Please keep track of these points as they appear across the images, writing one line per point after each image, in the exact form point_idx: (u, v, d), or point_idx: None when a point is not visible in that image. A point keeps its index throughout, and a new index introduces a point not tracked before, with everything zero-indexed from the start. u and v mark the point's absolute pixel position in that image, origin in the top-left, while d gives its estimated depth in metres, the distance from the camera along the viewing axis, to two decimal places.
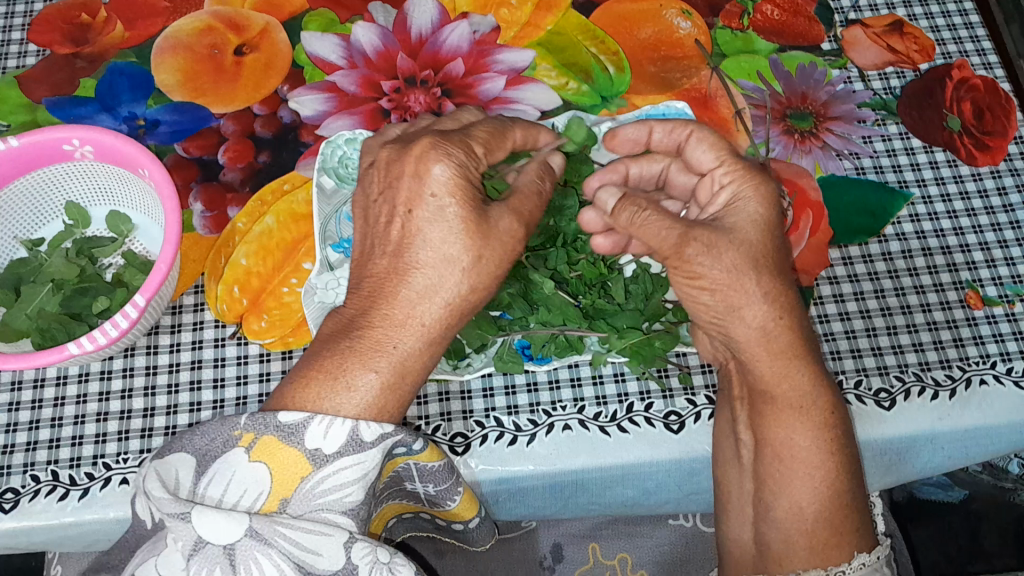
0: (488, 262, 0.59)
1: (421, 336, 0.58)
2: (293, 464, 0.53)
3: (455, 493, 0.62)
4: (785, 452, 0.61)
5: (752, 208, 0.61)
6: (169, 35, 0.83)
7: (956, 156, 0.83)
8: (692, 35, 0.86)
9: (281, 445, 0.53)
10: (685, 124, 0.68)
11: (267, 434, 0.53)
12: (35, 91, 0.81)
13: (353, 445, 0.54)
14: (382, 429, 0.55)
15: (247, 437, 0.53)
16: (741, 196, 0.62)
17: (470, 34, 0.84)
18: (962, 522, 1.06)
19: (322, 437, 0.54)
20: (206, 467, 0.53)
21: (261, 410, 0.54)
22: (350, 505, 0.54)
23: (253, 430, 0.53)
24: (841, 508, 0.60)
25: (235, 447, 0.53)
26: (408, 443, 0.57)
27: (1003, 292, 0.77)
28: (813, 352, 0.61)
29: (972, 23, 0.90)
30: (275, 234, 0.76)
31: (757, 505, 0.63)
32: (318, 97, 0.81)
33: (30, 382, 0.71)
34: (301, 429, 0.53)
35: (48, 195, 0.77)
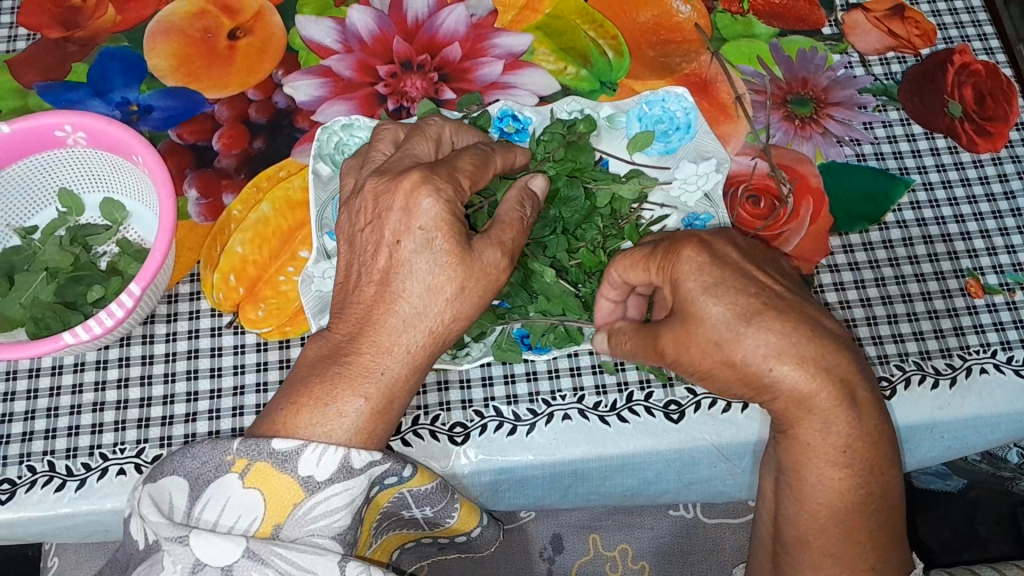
0: (472, 292, 0.57)
1: (406, 363, 0.57)
2: (286, 492, 0.53)
3: (453, 508, 0.63)
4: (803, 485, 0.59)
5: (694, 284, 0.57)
6: (162, 19, 0.82)
7: (957, 142, 0.83)
8: (692, 19, 0.85)
9: (274, 471, 0.53)
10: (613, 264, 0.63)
11: (261, 460, 0.53)
12: (25, 75, 0.80)
13: (343, 472, 0.54)
14: (371, 457, 0.54)
15: (240, 462, 0.53)
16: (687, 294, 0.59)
17: (467, 17, 0.82)
18: (956, 510, 1.08)
19: (315, 464, 0.53)
20: (200, 491, 0.53)
21: (255, 435, 0.53)
22: (339, 529, 0.55)
23: (247, 456, 0.52)
24: (857, 541, 0.59)
25: (229, 472, 0.53)
26: (398, 472, 0.57)
27: (1004, 281, 0.77)
28: (826, 382, 0.56)
29: (975, 7, 0.89)
30: (271, 222, 0.75)
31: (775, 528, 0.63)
32: (313, 82, 0.80)
33: (24, 371, 0.71)
34: (294, 456, 0.53)
35: (41, 182, 0.76)
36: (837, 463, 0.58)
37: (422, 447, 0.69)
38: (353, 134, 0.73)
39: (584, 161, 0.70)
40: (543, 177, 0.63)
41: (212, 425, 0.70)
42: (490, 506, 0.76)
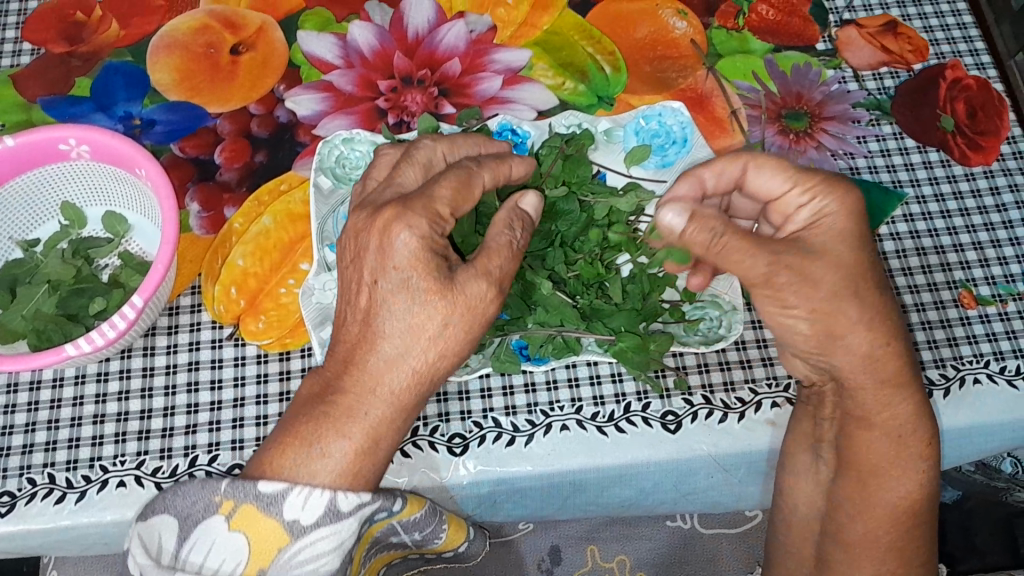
0: (455, 329, 0.57)
1: (390, 403, 0.56)
2: (272, 536, 0.53)
3: (442, 530, 0.65)
4: (867, 479, 0.63)
5: (838, 223, 0.61)
6: (165, 34, 0.83)
7: (950, 156, 0.84)
8: (688, 35, 0.86)
9: (259, 515, 0.52)
10: (735, 158, 0.65)
11: (246, 502, 0.52)
12: (29, 90, 0.81)
13: (330, 515, 0.53)
14: (359, 499, 0.55)
15: (228, 504, 0.53)
16: (820, 216, 0.62)
17: (467, 33, 0.84)
18: (953, 520, 1.09)
19: (300, 508, 0.53)
20: (187, 532, 0.53)
21: (243, 477, 0.53)
22: (326, 573, 0.54)
23: (233, 498, 0.53)
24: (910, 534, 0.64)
25: (216, 514, 0.53)
26: (388, 507, 0.58)
27: (996, 292, 0.78)
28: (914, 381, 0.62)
29: (966, 23, 0.90)
30: (272, 235, 0.76)
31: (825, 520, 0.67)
32: (315, 97, 0.81)
33: (25, 384, 0.71)
34: (279, 500, 0.53)
35: (44, 195, 0.76)
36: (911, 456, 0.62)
37: (421, 458, 0.69)
38: (353, 147, 0.74)
39: (582, 173, 0.71)
40: (535, 195, 0.63)
41: (212, 437, 0.70)
42: (489, 517, 0.76)
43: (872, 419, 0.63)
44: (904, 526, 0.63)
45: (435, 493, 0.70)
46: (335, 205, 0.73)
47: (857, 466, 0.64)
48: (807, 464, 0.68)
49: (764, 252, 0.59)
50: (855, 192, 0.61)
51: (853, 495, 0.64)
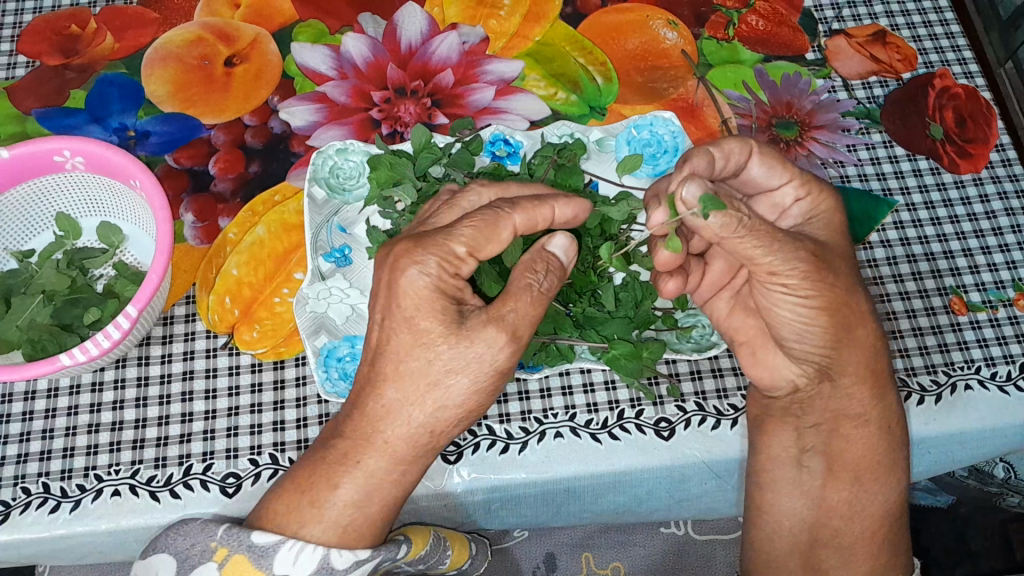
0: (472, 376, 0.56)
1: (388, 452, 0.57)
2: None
3: (445, 555, 0.68)
4: (864, 475, 0.64)
5: (835, 217, 0.67)
6: (159, 46, 0.83)
7: (940, 163, 0.85)
8: (678, 45, 0.87)
9: (250, 566, 0.55)
10: (745, 146, 0.64)
11: (239, 552, 0.55)
12: (24, 102, 0.81)
13: (324, 572, 0.56)
14: (355, 557, 0.57)
15: (221, 552, 0.55)
16: (815, 211, 0.67)
17: (459, 44, 0.84)
18: (946, 523, 1.09)
19: (291, 563, 0.55)
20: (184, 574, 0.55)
21: (240, 526, 0.56)
22: None
23: (228, 546, 0.55)
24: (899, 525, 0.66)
25: (208, 559, 0.55)
26: (392, 556, 0.60)
27: (987, 298, 0.78)
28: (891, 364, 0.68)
29: (953, 32, 0.91)
30: (265, 245, 0.76)
31: (814, 528, 0.66)
32: (309, 108, 0.82)
33: (20, 394, 0.71)
34: (270, 553, 0.55)
35: (39, 206, 0.77)
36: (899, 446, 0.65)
37: None
38: (347, 158, 0.74)
39: (575, 182, 0.71)
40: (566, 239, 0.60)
41: (207, 446, 0.70)
42: (484, 526, 0.76)
43: (869, 414, 0.64)
44: (898, 517, 0.66)
45: (430, 501, 0.70)
46: (329, 215, 0.73)
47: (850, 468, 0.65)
48: (790, 479, 0.67)
49: (789, 241, 0.59)
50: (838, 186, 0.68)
51: (850, 497, 0.65)
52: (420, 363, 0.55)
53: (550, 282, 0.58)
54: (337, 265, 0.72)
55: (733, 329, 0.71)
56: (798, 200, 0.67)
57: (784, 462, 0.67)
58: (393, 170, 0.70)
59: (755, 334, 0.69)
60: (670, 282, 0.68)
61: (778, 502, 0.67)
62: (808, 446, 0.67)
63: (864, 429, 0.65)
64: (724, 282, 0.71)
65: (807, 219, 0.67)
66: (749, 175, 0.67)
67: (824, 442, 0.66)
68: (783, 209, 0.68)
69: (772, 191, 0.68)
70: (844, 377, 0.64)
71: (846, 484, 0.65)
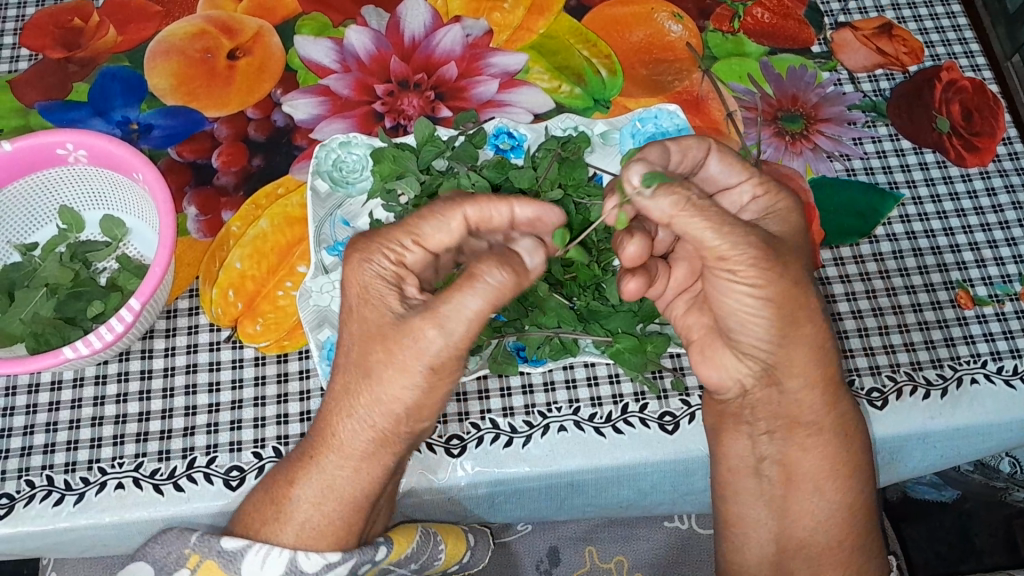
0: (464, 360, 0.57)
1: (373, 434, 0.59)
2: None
3: (438, 551, 0.67)
4: (824, 484, 0.64)
5: (792, 215, 0.64)
6: (162, 40, 0.83)
7: (946, 157, 0.84)
8: (683, 38, 0.86)
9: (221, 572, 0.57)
10: (702, 140, 0.64)
11: (210, 558, 0.57)
12: (27, 95, 0.81)
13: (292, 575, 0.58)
14: (323, 560, 0.59)
15: (194, 558, 0.58)
16: (772, 207, 0.64)
17: (463, 37, 0.84)
18: (952, 520, 1.11)
19: (259, 566, 0.57)
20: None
21: (212, 533, 0.59)
22: None
23: (200, 552, 0.58)
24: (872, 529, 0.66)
25: (182, 566, 0.58)
26: (371, 557, 0.61)
27: (993, 292, 0.78)
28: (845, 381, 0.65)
29: (960, 25, 0.91)
30: (269, 238, 0.76)
31: (783, 537, 0.66)
32: (312, 101, 0.81)
33: (24, 387, 0.71)
34: (239, 557, 0.57)
35: (41, 199, 0.77)
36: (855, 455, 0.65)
37: (417, 459, 0.69)
38: (350, 151, 0.74)
39: (579, 176, 0.71)
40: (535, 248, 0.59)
41: (210, 439, 0.70)
42: (488, 519, 0.76)
43: (824, 420, 0.64)
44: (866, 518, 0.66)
45: (433, 495, 0.70)
46: (332, 208, 0.73)
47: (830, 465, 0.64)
48: (752, 489, 0.66)
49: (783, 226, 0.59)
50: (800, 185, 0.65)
51: (811, 508, 0.65)
52: (384, 352, 0.57)
53: (505, 277, 0.55)
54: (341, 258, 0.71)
55: (688, 327, 0.69)
56: (755, 197, 0.65)
57: (744, 472, 0.66)
58: (396, 163, 0.70)
59: (706, 333, 0.67)
60: (632, 281, 0.65)
61: (749, 515, 0.67)
62: (766, 456, 0.66)
63: (819, 438, 0.64)
64: (686, 284, 0.70)
65: (765, 215, 0.64)
66: (707, 173, 0.66)
67: (781, 451, 0.65)
68: (741, 207, 0.66)
69: (729, 189, 0.66)
70: (789, 382, 0.63)
71: (807, 492, 0.65)
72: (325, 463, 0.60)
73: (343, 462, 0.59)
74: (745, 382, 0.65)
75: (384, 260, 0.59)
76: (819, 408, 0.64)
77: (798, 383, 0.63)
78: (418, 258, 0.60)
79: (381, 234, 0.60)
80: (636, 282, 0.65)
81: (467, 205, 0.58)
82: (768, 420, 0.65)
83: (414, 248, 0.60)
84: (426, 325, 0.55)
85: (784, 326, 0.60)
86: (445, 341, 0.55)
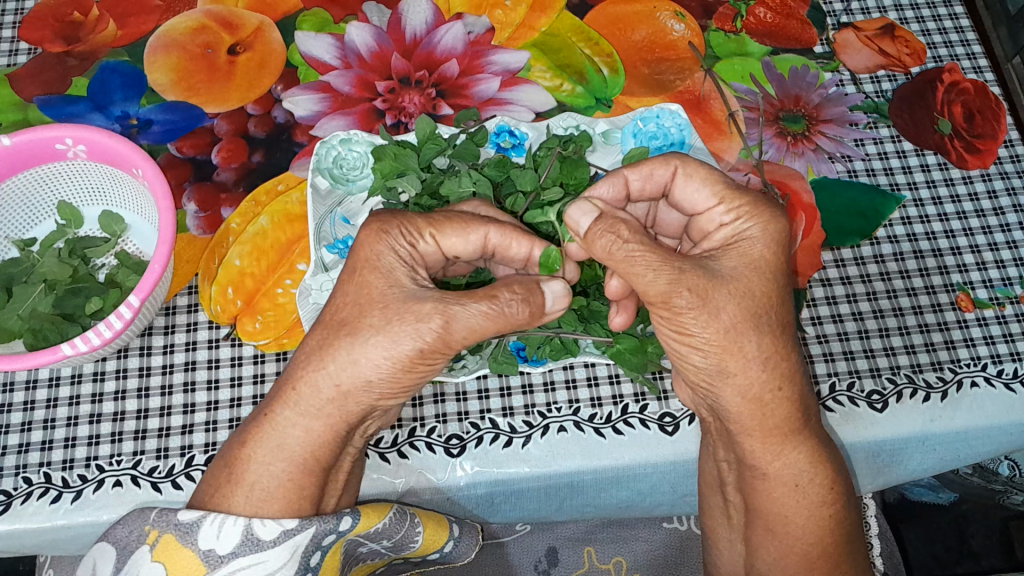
0: None
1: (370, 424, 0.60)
2: (189, 565, 0.56)
3: (416, 532, 0.63)
4: (774, 524, 0.65)
5: (756, 250, 0.60)
6: (162, 34, 0.83)
7: (947, 159, 0.84)
8: (686, 37, 0.86)
9: (178, 544, 0.57)
10: (664, 162, 0.63)
11: (168, 532, 0.57)
12: (26, 89, 0.81)
13: (249, 544, 0.57)
14: (280, 527, 0.58)
15: (153, 534, 0.57)
16: (739, 234, 0.61)
17: (465, 34, 0.84)
18: (948, 524, 1.12)
19: (215, 538, 0.57)
20: (123, 562, 0.57)
21: (170, 508, 0.58)
22: None
23: (158, 527, 0.57)
24: (844, 557, 0.65)
25: (142, 544, 0.57)
26: (335, 527, 0.59)
27: (994, 295, 0.78)
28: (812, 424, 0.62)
29: (963, 26, 0.90)
30: (269, 235, 0.76)
31: (749, 566, 0.68)
32: (312, 97, 0.81)
33: (22, 383, 0.71)
34: (195, 529, 0.57)
35: (40, 195, 0.76)
36: (812, 503, 0.63)
37: (418, 459, 0.69)
38: (351, 148, 0.74)
39: (580, 175, 0.70)
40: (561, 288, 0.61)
41: (209, 437, 0.70)
42: (487, 519, 0.76)
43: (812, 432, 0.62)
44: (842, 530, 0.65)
45: (432, 495, 0.70)
46: (332, 206, 0.73)
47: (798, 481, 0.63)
48: (719, 506, 0.70)
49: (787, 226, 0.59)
50: (782, 222, 0.60)
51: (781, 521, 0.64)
52: (383, 318, 0.57)
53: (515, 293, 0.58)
54: (341, 256, 0.71)
55: None
56: (723, 225, 0.62)
57: (713, 488, 0.70)
58: (397, 161, 0.69)
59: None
60: (619, 315, 0.67)
61: (720, 532, 0.71)
62: (727, 481, 0.68)
63: (765, 481, 0.63)
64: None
65: (727, 242, 0.61)
66: (678, 196, 0.64)
67: (740, 481, 0.67)
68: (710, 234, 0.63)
69: (702, 215, 0.64)
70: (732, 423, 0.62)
71: (762, 529, 0.66)
72: (302, 427, 0.59)
73: (298, 418, 0.59)
74: (703, 412, 0.66)
75: (402, 244, 0.60)
76: (761, 454, 0.62)
77: (738, 427, 0.61)
78: (431, 250, 0.61)
79: (404, 217, 0.61)
80: (623, 316, 0.68)
81: (493, 228, 0.61)
82: (727, 450, 0.66)
83: (431, 241, 0.61)
84: (437, 315, 0.57)
85: (716, 371, 0.59)
86: (442, 334, 0.57)
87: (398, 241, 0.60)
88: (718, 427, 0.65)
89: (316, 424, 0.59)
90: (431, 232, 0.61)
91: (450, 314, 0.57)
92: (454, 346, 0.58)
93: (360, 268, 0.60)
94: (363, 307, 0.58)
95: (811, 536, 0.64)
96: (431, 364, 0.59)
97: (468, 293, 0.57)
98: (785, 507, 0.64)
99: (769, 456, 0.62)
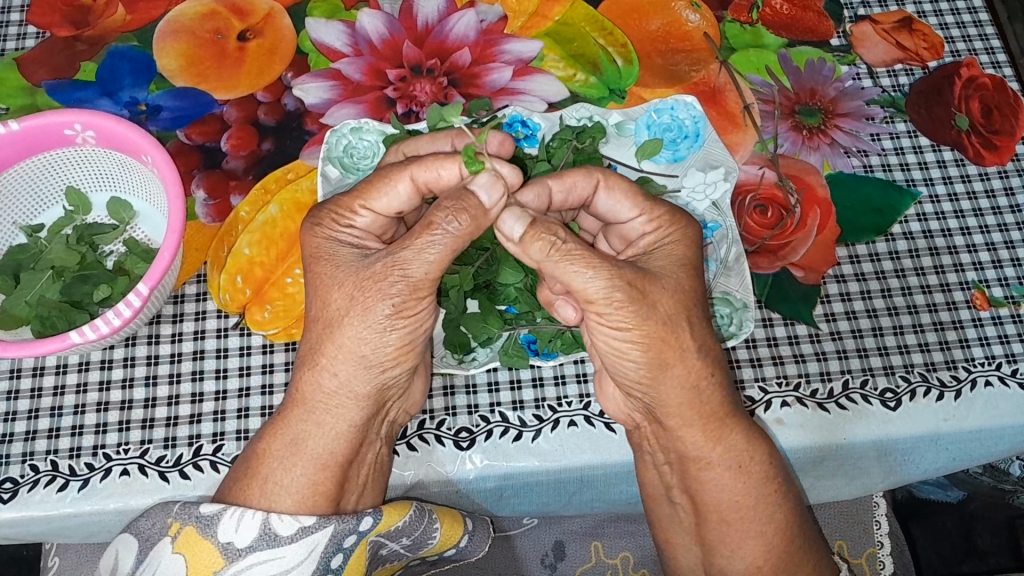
0: None
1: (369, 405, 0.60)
2: (207, 561, 0.56)
3: (434, 528, 0.63)
4: (728, 515, 0.65)
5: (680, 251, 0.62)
6: (172, 19, 0.82)
7: (964, 155, 0.83)
8: (701, 28, 0.85)
9: (199, 537, 0.56)
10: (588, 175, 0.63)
11: (189, 525, 0.57)
12: (34, 74, 0.80)
13: (266, 538, 0.57)
14: (298, 523, 0.58)
15: (175, 526, 0.57)
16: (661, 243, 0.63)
17: (477, 23, 0.82)
18: (955, 521, 1.14)
19: (234, 531, 0.56)
20: (144, 553, 0.57)
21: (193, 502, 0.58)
22: None
23: (181, 521, 0.57)
24: (792, 535, 0.65)
25: (164, 536, 0.57)
26: (355, 527, 0.59)
27: (1009, 294, 0.77)
28: (749, 459, 0.63)
29: (981, 21, 0.89)
30: (278, 224, 0.74)
31: (708, 564, 0.68)
32: (322, 85, 0.80)
33: (28, 369, 0.71)
34: (215, 521, 0.57)
35: (48, 180, 0.75)
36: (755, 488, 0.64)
37: (427, 452, 0.69)
38: (361, 137, 0.73)
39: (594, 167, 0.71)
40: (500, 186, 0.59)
41: (217, 427, 0.69)
42: (493, 512, 0.75)
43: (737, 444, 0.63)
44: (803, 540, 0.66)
45: (441, 488, 0.70)
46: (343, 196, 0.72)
47: (733, 481, 0.64)
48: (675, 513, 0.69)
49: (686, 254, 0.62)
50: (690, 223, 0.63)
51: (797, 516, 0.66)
52: (345, 300, 0.57)
53: (463, 225, 0.56)
54: None
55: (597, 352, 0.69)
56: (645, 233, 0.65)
57: (658, 500, 0.70)
58: None
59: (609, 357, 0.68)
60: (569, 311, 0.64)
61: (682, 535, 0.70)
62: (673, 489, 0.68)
63: (711, 470, 0.64)
64: None
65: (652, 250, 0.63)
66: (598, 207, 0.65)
67: (683, 482, 0.66)
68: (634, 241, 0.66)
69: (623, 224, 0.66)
70: (670, 420, 0.63)
71: (715, 521, 0.65)
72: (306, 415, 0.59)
73: (311, 415, 0.60)
74: (635, 417, 0.66)
75: (348, 234, 0.61)
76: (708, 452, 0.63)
77: (678, 422, 0.62)
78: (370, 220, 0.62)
79: (333, 202, 0.62)
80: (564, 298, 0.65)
81: (414, 167, 0.60)
82: (664, 452, 0.66)
83: (366, 213, 0.62)
84: (392, 270, 0.56)
85: (653, 365, 0.59)
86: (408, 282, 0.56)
87: (337, 231, 0.61)
88: (655, 431, 0.65)
89: (330, 418, 0.60)
90: (360, 204, 0.61)
91: (402, 262, 0.56)
92: (424, 289, 0.57)
93: (312, 264, 0.61)
94: (324, 296, 0.59)
95: (762, 518, 0.64)
96: (416, 312, 0.58)
97: (411, 235, 0.56)
98: (732, 492, 0.64)
99: (712, 443, 0.63)
